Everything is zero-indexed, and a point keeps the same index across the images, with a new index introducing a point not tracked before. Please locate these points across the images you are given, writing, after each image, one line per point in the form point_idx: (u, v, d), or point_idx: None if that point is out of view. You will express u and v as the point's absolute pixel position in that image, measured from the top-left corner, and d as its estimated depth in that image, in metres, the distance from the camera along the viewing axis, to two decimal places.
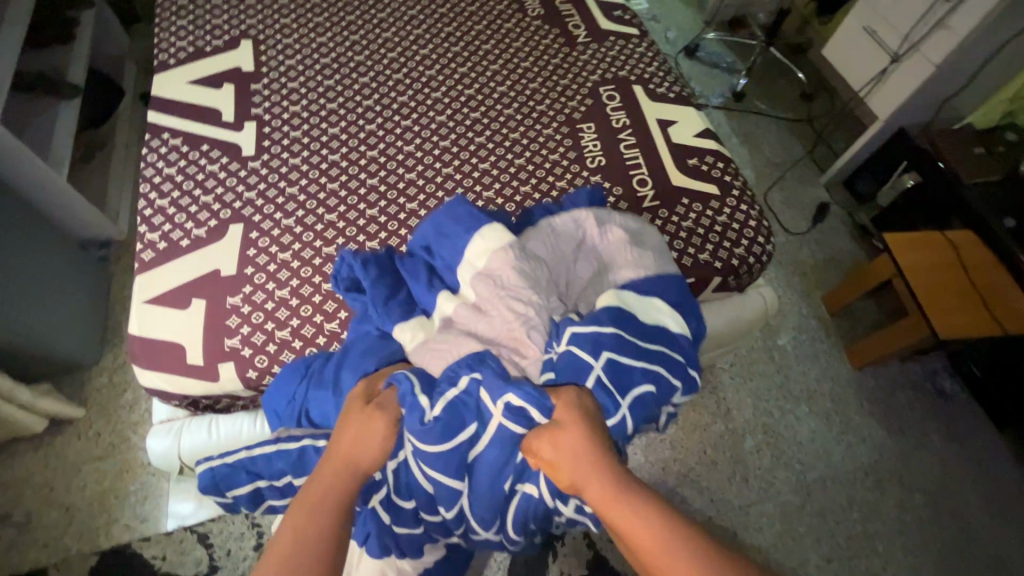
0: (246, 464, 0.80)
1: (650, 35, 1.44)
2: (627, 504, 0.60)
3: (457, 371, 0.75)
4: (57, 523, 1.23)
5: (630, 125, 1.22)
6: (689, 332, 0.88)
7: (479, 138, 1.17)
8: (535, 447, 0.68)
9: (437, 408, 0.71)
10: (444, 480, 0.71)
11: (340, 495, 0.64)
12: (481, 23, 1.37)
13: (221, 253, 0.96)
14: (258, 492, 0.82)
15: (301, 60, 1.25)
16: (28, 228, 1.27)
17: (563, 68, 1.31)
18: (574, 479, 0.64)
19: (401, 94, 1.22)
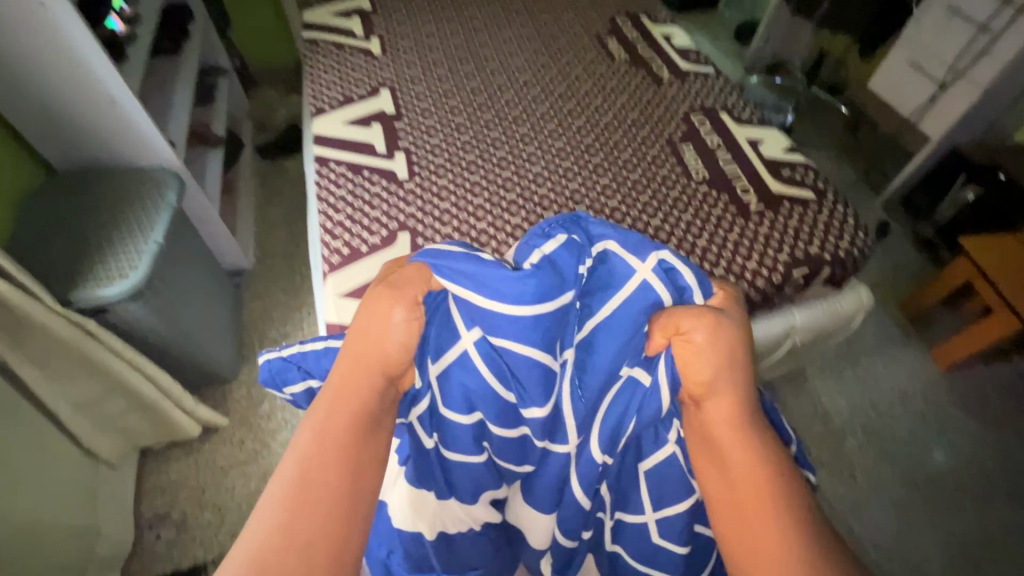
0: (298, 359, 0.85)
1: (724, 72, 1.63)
2: (755, 445, 0.71)
3: (550, 233, 0.77)
4: (211, 522, 1.31)
5: (725, 144, 1.38)
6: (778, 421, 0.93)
7: (595, 160, 1.34)
8: (687, 332, 0.74)
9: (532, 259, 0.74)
10: (522, 347, 0.75)
11: (366, 395, 0.70)
12: (579, 69, 1.59)
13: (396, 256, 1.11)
14: (314, 393, 0.85)
15: (432, 102, 1.46)
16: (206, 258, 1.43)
17: (655, 102, 1.50)
18: (707, 379, 0.74)
19: (522, 127, 1.41)
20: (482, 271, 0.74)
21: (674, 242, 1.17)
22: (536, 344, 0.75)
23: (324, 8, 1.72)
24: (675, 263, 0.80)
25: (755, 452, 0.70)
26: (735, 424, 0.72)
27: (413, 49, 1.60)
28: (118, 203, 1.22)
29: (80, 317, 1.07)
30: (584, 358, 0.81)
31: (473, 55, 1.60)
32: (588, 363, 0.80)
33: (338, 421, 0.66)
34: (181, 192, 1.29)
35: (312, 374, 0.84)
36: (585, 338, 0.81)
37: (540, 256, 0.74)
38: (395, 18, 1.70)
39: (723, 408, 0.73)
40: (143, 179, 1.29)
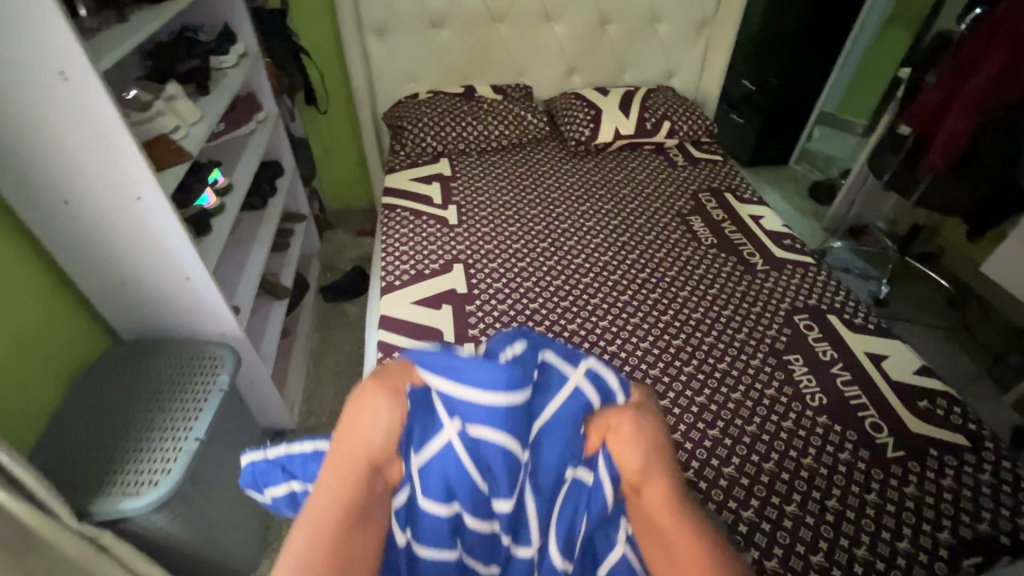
0: (282, 461, 0.80)
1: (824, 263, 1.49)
2: (693, 546, 0.61)
3: (507, 339, 0.69)
4: None
5: (840, 358, 1.19)
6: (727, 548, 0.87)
7: (687, 367, 1.17)
8: (614, 423, 0.69)
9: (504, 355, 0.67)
10: (495, 439, 0.65)
11: (339, 518, 0.61)
12: (661, 250, 1.49)
13: None
14: (296, 496, 0.80)
15: (506, 282, 1.37)
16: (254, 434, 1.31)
17: (751, 295, 1.35)
18: (644, 467, 0.66)
19: (601, 318, 1.28)
20: (460, 364, 0.65)
21: (794, 495, 0.94)
22: (502, 444, 0.66)
23: (407, 174, 1.76)
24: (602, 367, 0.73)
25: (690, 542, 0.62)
26: (670, 515, 0.64)
27: (489, 220, 1.57)
28: (171, 385, 1.14)
29: (96, 531, 0.93)
30: (535, 459, 0.70)
31: (550, 230, 1.55)
32: (540, 465, 0.70)
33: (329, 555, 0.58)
34: (237, 368, 1.21)
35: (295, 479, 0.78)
36: (535, 438, 0.70)
37: (510, 354, 0.67)
38: (473, 186, 1.71)
39: (658, 494, 0.65)
40: (202, 353, 1.22)
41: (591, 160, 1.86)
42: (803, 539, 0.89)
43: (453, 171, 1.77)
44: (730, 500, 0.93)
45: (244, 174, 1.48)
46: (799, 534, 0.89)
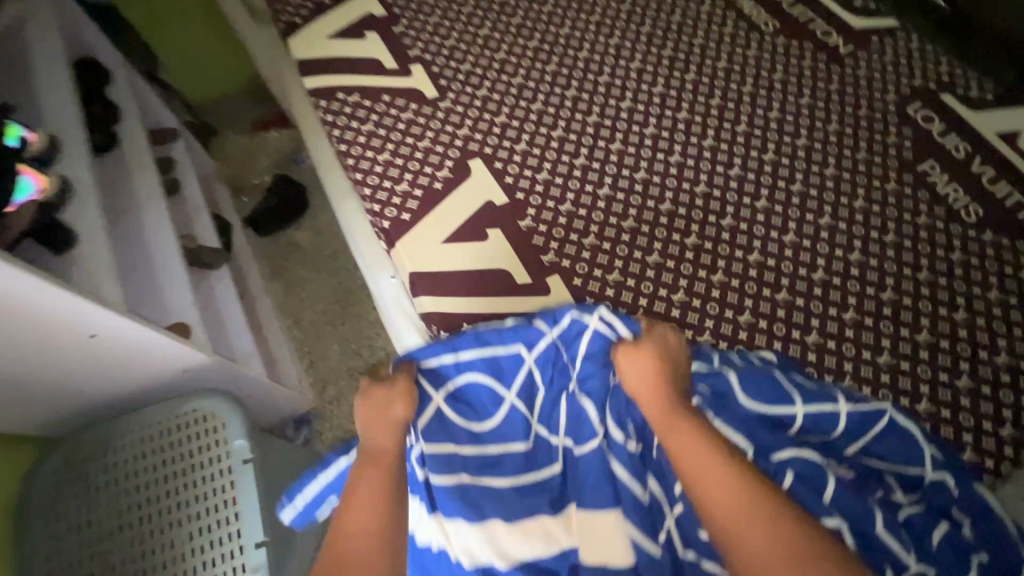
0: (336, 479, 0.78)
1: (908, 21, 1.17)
2: (692, 427, 0.61)
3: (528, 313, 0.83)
4: None
5: (975, 152, 0.99)
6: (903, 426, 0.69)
7: (825, 219, 0.92)
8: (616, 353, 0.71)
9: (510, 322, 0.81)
10: (481, 374, 0.79)
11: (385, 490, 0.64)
12: (719, 56, 1.10)
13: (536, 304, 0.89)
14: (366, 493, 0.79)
15: (553, 169, 0.97)
16: (275, 458, 1.04)
17: (851, 95, 1.05)
18: (641, 391, 0.66)
19: (697, 183, 0.95)
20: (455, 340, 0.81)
21: (996, 340, 0.81)
22: (491, 371, 0.78)
23: (318, 29, 1.13)
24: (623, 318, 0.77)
25: (686, 423, 0.62)
26: (663, 405, 0.64)
27: (480, 78, 1.07)
28: (178, 490, 0.76)
29: None
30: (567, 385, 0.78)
31: (569, 69, 1.08)
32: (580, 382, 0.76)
33: (375, 492, 0.63)
34: (238, 410, 0.81)
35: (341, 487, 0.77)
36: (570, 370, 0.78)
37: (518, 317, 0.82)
38: (428, 25, 1.13)
39: (643, 384, 0.67)
40: (190, 419, 0.80)
41: None
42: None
43: (386, 6, 1.15)
44: (940, 375, 0.79)
45: (63, 113, 0.85)
46: (1021, 387, 0.78)
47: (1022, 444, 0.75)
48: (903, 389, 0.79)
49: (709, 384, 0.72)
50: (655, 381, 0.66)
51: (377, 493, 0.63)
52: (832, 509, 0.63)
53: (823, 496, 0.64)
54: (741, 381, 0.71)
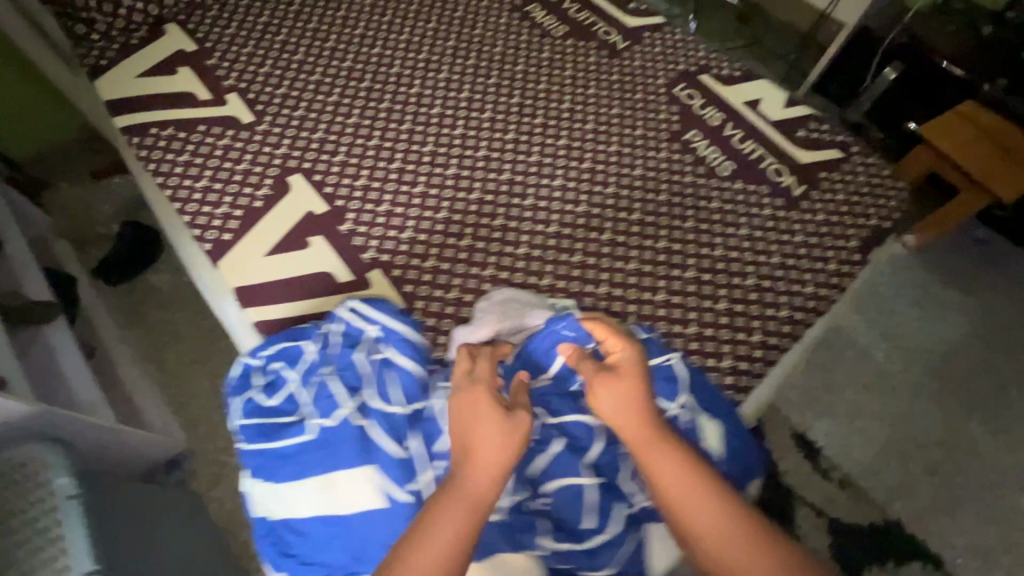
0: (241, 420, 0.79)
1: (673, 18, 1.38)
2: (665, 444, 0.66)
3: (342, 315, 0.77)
4: None
5: (727, 118, 1.19)
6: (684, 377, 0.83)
7: (610, 188, 1.07)
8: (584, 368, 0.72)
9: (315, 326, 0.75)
10: (276, 365, 0.71)
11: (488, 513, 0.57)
12: (515, 61, 1.25)
13: (321, 254, 0.96)
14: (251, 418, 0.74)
15: (371, 175, 1.05)
16: (133, 499, 1.02)
17: (628, 83, 1.23)
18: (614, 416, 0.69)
19: (502, 172, 1.08)
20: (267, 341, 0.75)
21: (747, 267, 0.99)
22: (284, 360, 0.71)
23: (126, 69, 1.14)
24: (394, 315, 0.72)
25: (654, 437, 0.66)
26: (640, 426, 0.67)
27: (296, 100, 1.14)
28: None
29: None
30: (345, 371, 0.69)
31: (382, 85, 1.18)
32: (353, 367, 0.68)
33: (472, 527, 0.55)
34: (60, 451, 0.80)
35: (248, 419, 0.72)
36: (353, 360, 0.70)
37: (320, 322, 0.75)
38: (243, 57, 1.18)
39: (611, 403, 0.69)
40: (8, 469, 0.79)
41: None
42: (767, 303, 0.96)
43: (198, 42, 1.19)
44: (704, 302, 0.95)
45: None
46: (764, 300, 0.96)
47: (767, 346, 0.92)
48: (677, 318, 0.93)
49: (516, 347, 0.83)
50: (627, 399, 0.68)
51: (462, 533, 0.54)
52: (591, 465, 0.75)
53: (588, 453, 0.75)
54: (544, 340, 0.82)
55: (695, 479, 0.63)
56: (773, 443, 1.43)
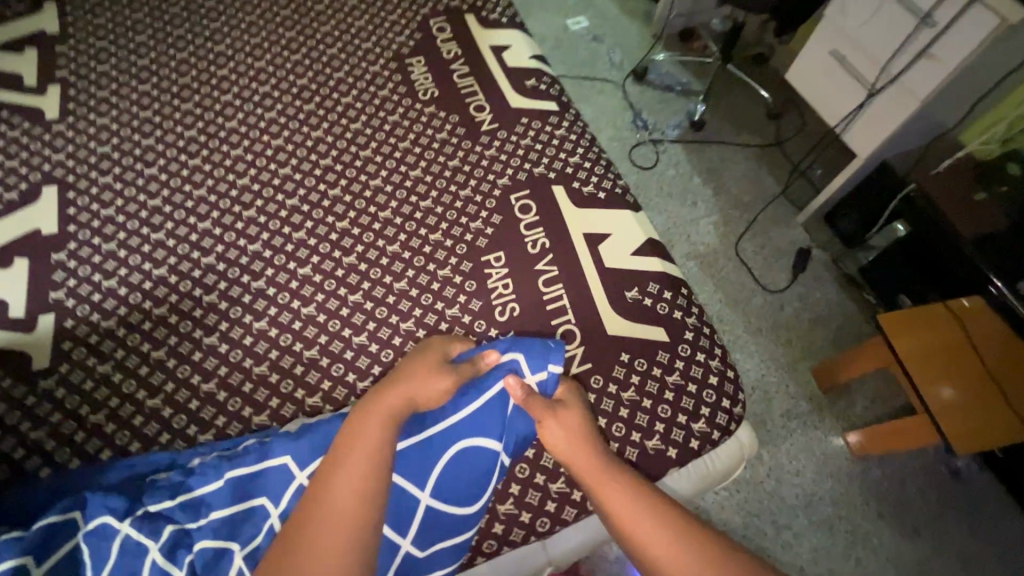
0: None
1: (572, 107, 1.15)
2: (616, 484, 0.70)
3: None
4: None
5: (550, 250, 0.95)
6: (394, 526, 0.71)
7: (355, 296, 0.90)
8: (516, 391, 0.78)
9: None
10: None
11: (370, 433, 0.68)
12: (357, 117, 1.10)
13: (12, 280, 0.88)
14: None
15: (122, 207, 0.97)
16: None
17: (462, 174, 1.04)
18: (567, 455, 0.74)
19: (254, 241, 0.94)
20: None
21: None
22: None
23: None
24: None
25: (610, 480, 0.71)
26: (587, 456, 0.73)
27: (109, 107, 1.08)
28: None
29: None
30: None
31: (204, 111, 1.09)
32: None
33: (370, 447, 0.67)
34: None
35: None
36: None
37: None
38: (92, 50, 1.15)
39: (564, 445, 0.75)
40: None
41: None
42: None
43: (62, 25, 1.17)
44: None
45: None
46: None
47: None
48: None
49: (277, 479, 0.71)
50: (571, 429, 0.76)
51: (365, 472, 0.65)
52: None
53: None
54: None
55: (644, 513, 0.67)
56: None
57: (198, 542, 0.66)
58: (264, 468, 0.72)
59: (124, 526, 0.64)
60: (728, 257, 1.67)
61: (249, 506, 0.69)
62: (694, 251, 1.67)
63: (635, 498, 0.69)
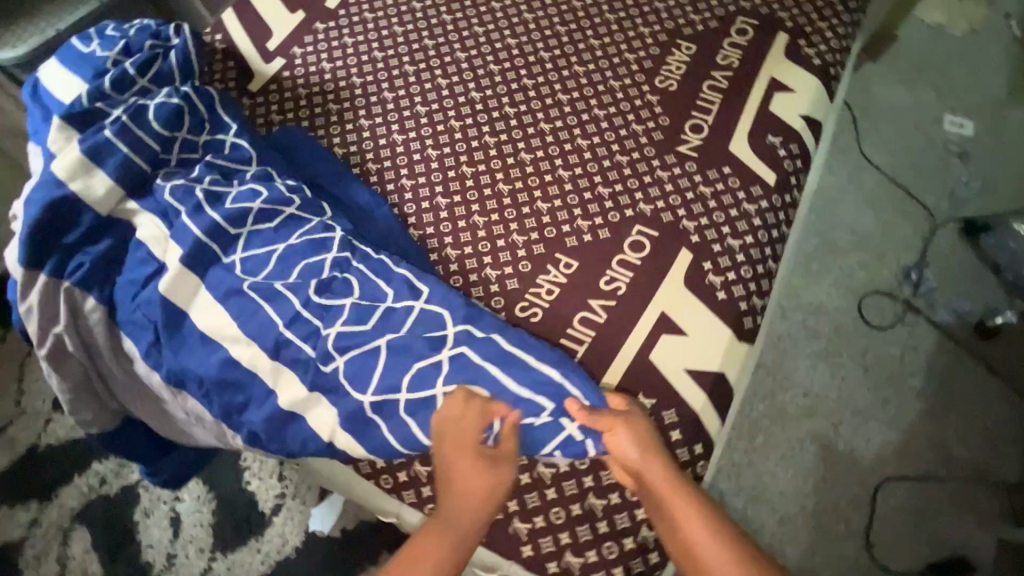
0: (49, 75, 0.85)
1: (786, 196, 0.94)
2: (693, 504, 0.69)
3: (142, 46, 0.89)
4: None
5: (614, 299, 0.85)
6: (346, 379, 0.73)
7: (442, 200, 0.94)
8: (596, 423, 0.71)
9: (133, 47, 0.88)
10: (81, 70, 0.85)
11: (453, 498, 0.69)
12: (590, 63, 1.04)
13: (283, 21, 1.09)
14: (51, 96, 0.84)
15: (378, 16, 1.10)
16: None
17: (619, 175, 0.94)
18: (637, 470, 0.71)
19: (425, 105, 1.01)
20: (83, 47, 0.88)
21: None
22: (88, 66, 0.85)
23: None
24: (149, 92, 0.86)
25: (683, 498, 0.69)
26: (663, 474, 0.70)
27: None
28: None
29: None
30: (103, 92, 0.83)
31: None
32: (108, 90, 0.83)
33: (451, 510, 0.68)
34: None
35: (74, 72, 0.84)
36: (111, 83, 0.83)
37: (123, 49, 0.87)
38: None
39: (643, 463, 0.71)
40: None
41: None
42: None
43: None
44: None
45: None
46: None
47: None
48: None
49: (407, 287, 0.79)
50: (646, 452, 0.71)
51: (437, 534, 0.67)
52: (259, 241, 0.80)
53: (288, 237, 0.81)
54: (422, 321, 0.77)
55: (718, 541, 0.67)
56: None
57: (344, 272, 0.80)
58: (408, 279, 0.80)
59: (336, 230, 0.83)
60: (862, 484, 1.25)
61: (376, 283, 0.79)
62: (830, 445, 1.28)
63: (708, 523, 0.68)
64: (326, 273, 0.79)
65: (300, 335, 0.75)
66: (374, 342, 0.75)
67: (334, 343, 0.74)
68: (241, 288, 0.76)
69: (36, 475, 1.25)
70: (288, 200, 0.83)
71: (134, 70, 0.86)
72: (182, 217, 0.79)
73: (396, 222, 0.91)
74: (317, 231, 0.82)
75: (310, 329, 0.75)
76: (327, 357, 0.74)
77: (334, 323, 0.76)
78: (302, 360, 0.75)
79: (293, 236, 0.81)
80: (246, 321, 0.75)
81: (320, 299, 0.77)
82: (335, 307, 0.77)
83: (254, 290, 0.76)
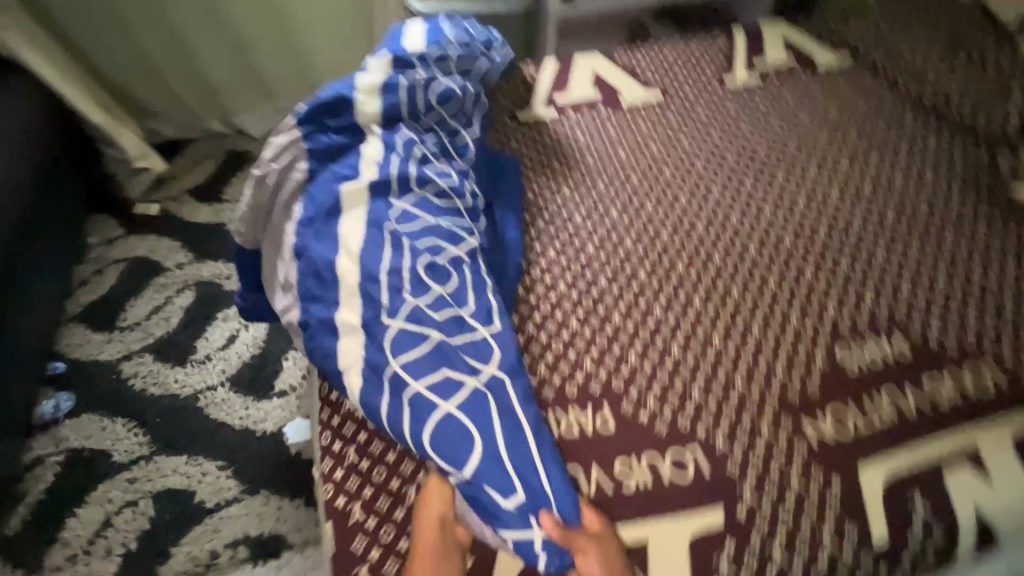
0: (409, 28, 1.12)
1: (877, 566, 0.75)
2: None
3: (473, 48, 1.13)
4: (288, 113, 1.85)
5: (613, 485, 0.77)
6: (389, 341, 0.79)
7: (561, 287, 0.96)
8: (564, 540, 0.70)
9: (468, 44, 1.12)
10: (428, 35, 1.10)
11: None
12: (785, 288, 0.97)
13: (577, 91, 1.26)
14: (397, 40, 1.10)
15: (646, 132, 1.20)
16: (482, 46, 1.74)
17: (722, 394, 0.85)
18: None
19: (618, 213, 1.06)
20: (440, 24, 1.14)
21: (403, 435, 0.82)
22: (432, 36, 1.10)
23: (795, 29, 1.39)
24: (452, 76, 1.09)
25: None
26: None
27: (745, 107, 1.24)
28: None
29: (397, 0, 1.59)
30: (426, 57, 1.06)
31: (758, 164, 1.14)
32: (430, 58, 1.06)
33: None
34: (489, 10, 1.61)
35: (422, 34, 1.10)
36: (435, 56, 1.07)
37: (460, 42, 1.12)
38: (802, 86, 1.28)
39: None
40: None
41: (967, 197, 1.09)
42: None
43: (825, 65, 1.32)
44: None
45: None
46: None
47: None
48: None
49: (485, 315, 0.84)
50: None
51: None
52: (425, 205, 0.94)
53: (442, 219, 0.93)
54: (475, 345, 0.81)
55: None
56: (275, 505, 1.24)
57: (456, 265, 0.88)
58: (488, 307, 0.85)
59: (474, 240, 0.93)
60: None
61: (465, 293, 0.86)
62: None
63: None
64: (443, 258, 0.88)
65: (389, 284, 0.83)
66: (427, 329, 0.80)
67: (404, 308, 0.81)
68: (382, 225, 0.89)
69: (201, 243, 1.62)
70: (463, 196, 0.97)
71: (455, 57, 1.10)
72: (392, 158, 0.96)
73: (517, 270, 0.96)
74: (462, 230, 0.93)
75: (400, 285, 0.83)
76: (392, 313, 0.81)
77: (416, 294, 0.83)
78: (371, 296, 0.82)
79: (444, 221, 0.93)
80: (371, 244, 0.87)
81: (421, 272, 0.85)
82: (423, 281, 0.84)
83: (394, 234, 0.88)
